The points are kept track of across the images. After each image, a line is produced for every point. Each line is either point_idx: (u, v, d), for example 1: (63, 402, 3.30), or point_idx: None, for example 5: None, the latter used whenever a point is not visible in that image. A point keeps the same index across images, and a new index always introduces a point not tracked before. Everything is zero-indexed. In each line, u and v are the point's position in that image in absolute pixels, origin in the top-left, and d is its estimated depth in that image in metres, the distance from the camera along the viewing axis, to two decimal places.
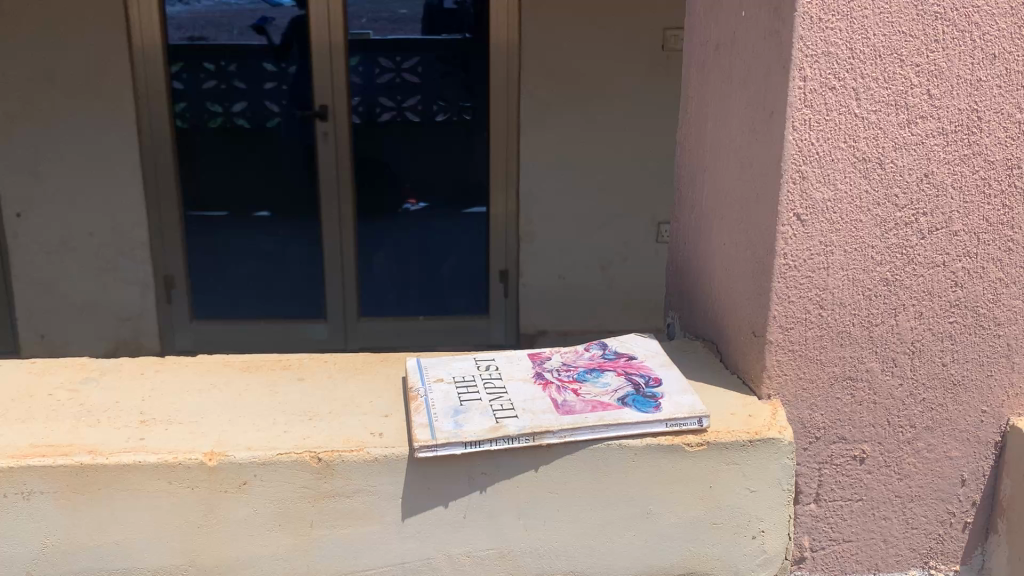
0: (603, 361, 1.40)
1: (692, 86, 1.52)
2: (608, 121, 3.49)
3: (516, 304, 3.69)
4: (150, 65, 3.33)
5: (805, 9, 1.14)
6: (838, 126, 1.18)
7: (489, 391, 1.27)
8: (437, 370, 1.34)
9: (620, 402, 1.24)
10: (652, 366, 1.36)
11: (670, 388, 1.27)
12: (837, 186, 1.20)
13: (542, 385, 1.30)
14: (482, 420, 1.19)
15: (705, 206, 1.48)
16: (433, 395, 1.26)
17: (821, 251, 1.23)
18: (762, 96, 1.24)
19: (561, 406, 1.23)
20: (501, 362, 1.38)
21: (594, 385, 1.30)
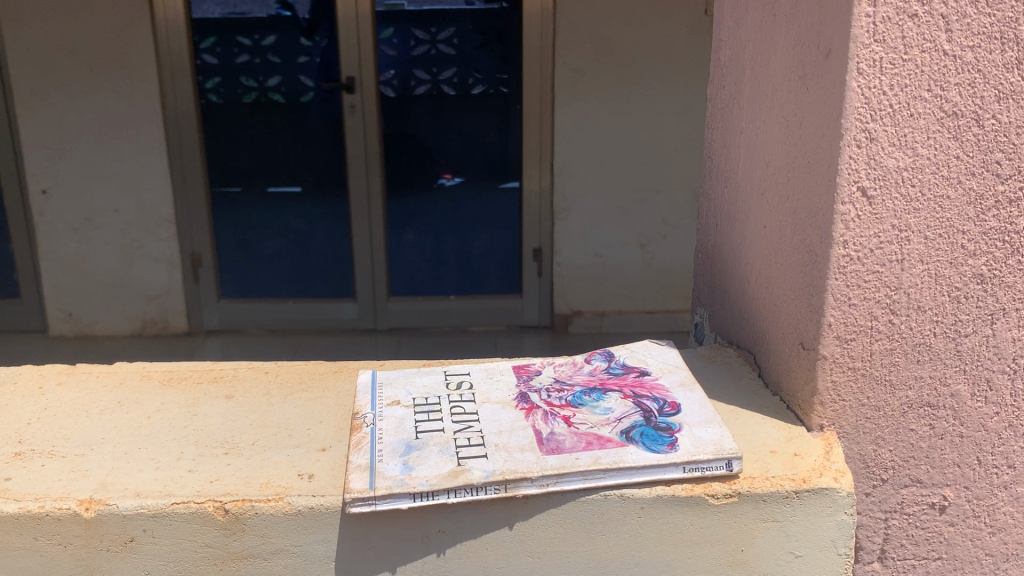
0: (608, 378, 1.10)
1: (725, 29, 1.21)
2: (644, 91, 3.16)
3: (550, 283, 3.41)
4: (173, 39, 3.08)
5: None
6: (921, 68, 0.87)
7: (454, 420, 1.00)
8: (395, 393, 1.07)
9: (622, 436, 0.95)
10: (667, 385, 1.06)
11: (688, 417, 0.98)
12: (918, 151, 0.89)
13: (525, 411, 1.02)
14: (443, 460, 0.92)
15: (740, 181, 1.17)
16: (384, 427, 0.99)
17: (894, 238, 0.92)
18: (815, 31, 0.93)
19: (546, 441, 0.94)
20: (477, 381, 1.10)
21: (592, 411, 1.01)
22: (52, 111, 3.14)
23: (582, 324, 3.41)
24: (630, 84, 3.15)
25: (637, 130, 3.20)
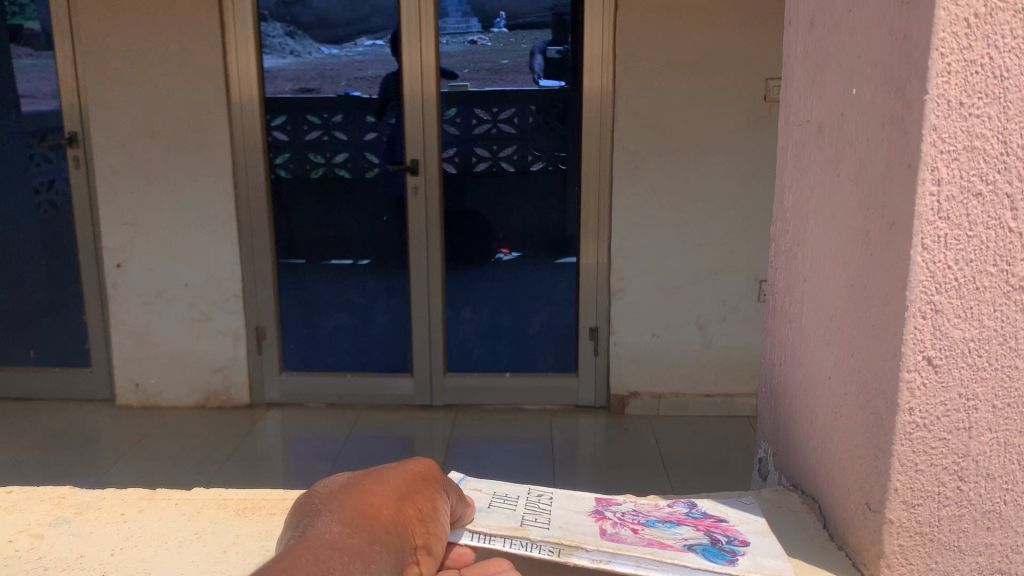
0: (686, 518, 1.18)
1: (789, 172, 1.24)
2: (706, 172, 3.19)
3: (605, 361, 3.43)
4: (248, 118, 3.22)
5: (939, 88, 0.85)
6: (985, 245, 0.88)
7: (529, 507, 1.18)
8: (497, 495, 1.21)
9: (684, 562, 1.03)
10: (741, 529, 1.13)
11: (752, 562, 1.05)
12: (983, 323, 0.90)
13: (600, 524, 1.14)
14: (518, 551, 1.06)
15: (804, 326, 1.19)
16: (481, 517, 1.13)
17: (961, 406, 0.92)
18: (878, 201, 0.95)
19: (611, 554, 1.05)
20: (563, 499, 1.22)
21: (663, 536, 1.11)
22: (133, 194, 3.29)
23: (637, 405, 3.43)
24: (691, 166, 3.18)
25: (692, 212, 3.23)
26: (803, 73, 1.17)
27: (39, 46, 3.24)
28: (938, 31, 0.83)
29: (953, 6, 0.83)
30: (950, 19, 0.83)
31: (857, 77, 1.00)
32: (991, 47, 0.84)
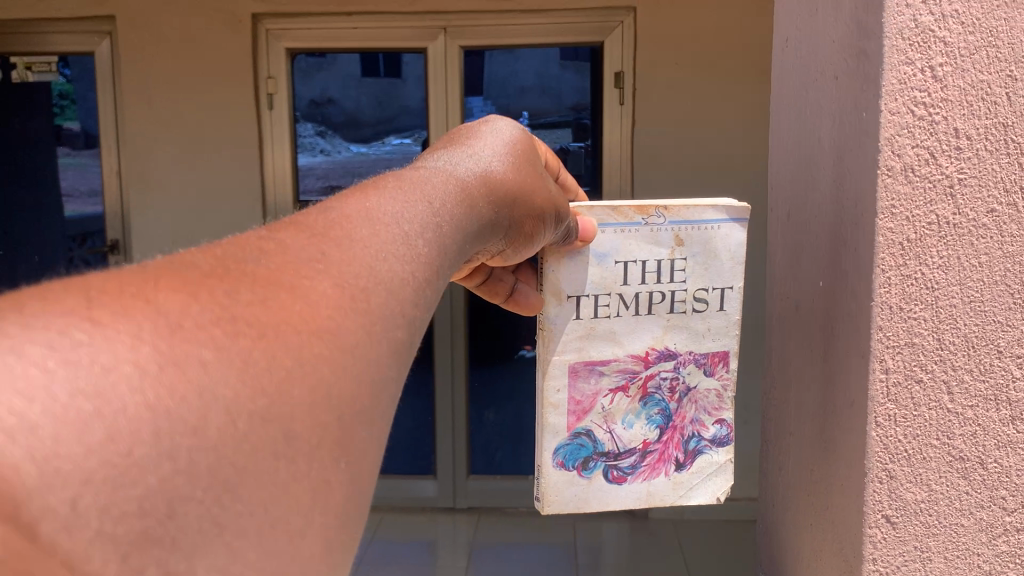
0: (681, 439, 1.26)
1: (771, 334, 1.45)
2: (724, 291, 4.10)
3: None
4: (282, 209, 4.22)
5: (883, 297, 1.03)
6: (929, 422, 1.06)
7: (630, 304, 1.22)
8: (711, 237, 1.21)
9: (581, 430, 1.23)
10: (657, 476, 1.26)
11: (596, 486, 1.24)
12: (932, 487, 1.07)
13: (644, 350, 1.23)
14: (578, 283, 1.20)
15: (787, 472, 1.37)
16: (639, 232, 1.20)
17: (916, 557, 1.09)
18: (841, 380, 1.13)
19: (584, 365, 1.22)
20: (708, 317, 1.24)
21: (630, 410, 1.24)
22: None
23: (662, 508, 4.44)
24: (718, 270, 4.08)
25: None
26: (783, 252, 1.38)
27: (78, 145, 4.29)
28: (879, 252, 1.02)
29: (889, 233, 1.02)
30: (887, 243, 1.02)
31: (823, 272, 1.20)
32: (923, 264, 1.03)
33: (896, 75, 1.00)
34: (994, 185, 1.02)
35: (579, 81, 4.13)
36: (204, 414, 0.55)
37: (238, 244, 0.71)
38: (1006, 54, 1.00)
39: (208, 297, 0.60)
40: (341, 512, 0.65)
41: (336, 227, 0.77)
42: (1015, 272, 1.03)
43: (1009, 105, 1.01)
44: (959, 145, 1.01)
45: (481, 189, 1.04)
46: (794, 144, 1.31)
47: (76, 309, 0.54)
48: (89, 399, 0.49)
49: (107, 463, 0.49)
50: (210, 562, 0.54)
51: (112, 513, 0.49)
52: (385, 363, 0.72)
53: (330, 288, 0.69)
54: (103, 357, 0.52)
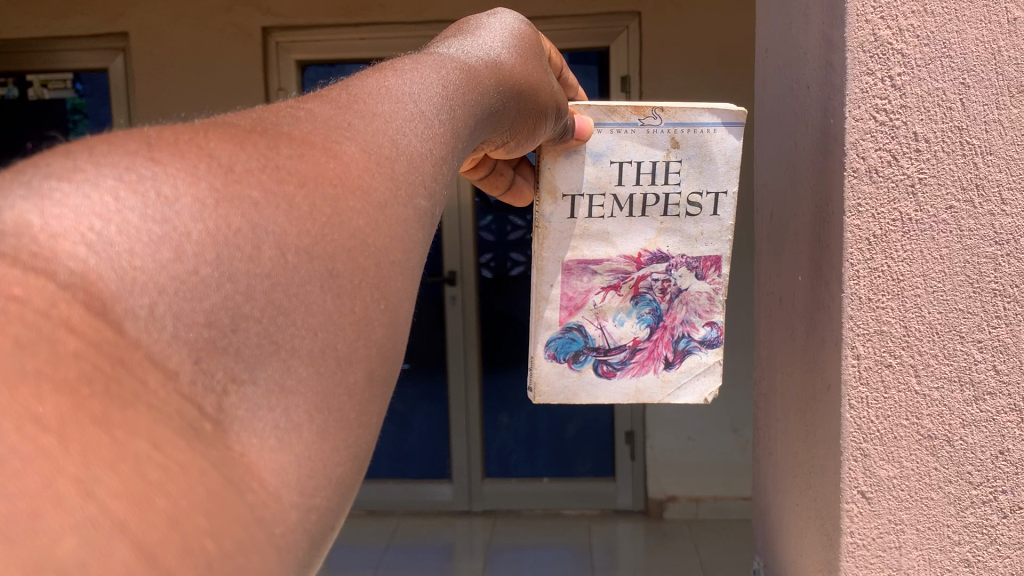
0: (674, 334, 1.24)
1: (762, 330, 1.55)
2: (737, 291, 4.25)
3: (642, 465, 4.57)
4: None
5: (852, 289, 1.13)
6: (898, 404, 1.15)
7: (628, 203, 1.19)
8: (705, 140, 1.16)
9: (573, 325, 1.23)
10: (646, 373, 1.24)
11: (587, 379, 1.23)
12: (903, 464, 1.16)
13: (637, 252, 1.21)
14: (575, 182, 1.18)
15: (779, 455, 1.47)
16: (635, 133, 1.16)
17: (891, 529, 1.17)
18: (820, 367, 1.23)
19: (578, 264, 1.20)
20: (701, 223, 1.20)
21: (622, 308, 1.24)
22: None
23: (675, 509, 4.52)
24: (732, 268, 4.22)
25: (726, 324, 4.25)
26: (771, 249, 1.48)
27: None
28: (847, 247, 1.13)
29: (856, 230, 1.12)
30: (854, 238, 1.13)
31: (802, 268, 1.30)
32: (889, 258, 1.13)
33: (858, 85, 1.10)
34: (951, 184, 1.11)
35: (586, 84, 4.25)
36: (257, 246, 0.54)
37: (271, 111, 0.69)
38: (959, 63, 1.09)
39: (253, 147, 0.60)
40: (386, 357, 0.61)
41: (358, 102, 0.72)
42: (974, 264, 1.12)
43: (963, 110, 1.10)
44: (918, 149, 1.11)
45: (490, 75, 0.91)
46: (778, 151, 1.42)
47: (138, 150, 0.55)
48: (158, 224, 0.51)
49: (177, 277, 0.50)
50: (270, 376, 0.52)
51: (184, 320, 0.49)
52: (415, 231, 0.67)
53: (357, 151, 0.65)
54: (166, 189, 0.53)
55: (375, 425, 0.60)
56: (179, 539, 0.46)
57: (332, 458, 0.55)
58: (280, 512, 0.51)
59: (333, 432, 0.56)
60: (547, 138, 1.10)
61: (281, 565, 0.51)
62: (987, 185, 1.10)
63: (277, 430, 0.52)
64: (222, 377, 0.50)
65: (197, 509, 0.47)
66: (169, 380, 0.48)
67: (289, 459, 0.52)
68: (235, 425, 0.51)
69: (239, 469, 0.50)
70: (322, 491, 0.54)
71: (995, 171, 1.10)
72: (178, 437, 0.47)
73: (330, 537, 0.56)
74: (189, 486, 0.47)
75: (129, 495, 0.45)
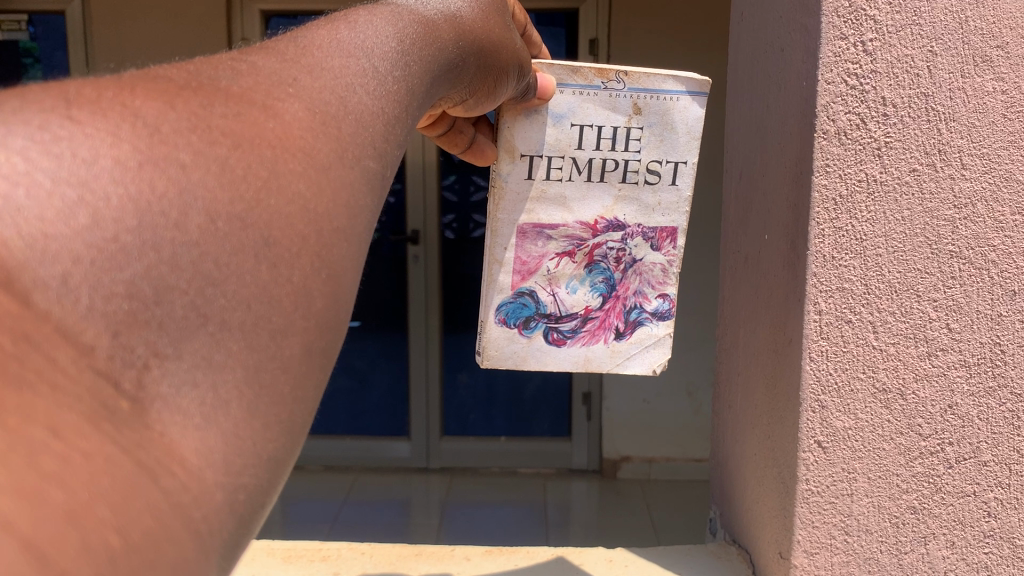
0: (624, 305, 1.27)
1: (726, 287, 1.56)
2: (696, 259, 4.31)
3: (598, 425, 4.64)
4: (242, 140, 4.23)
5: (817, 246, 1.16)
6: (856, 358, 1.20)
7: (588, 166, 1.21)
8: (668, 108, 1.20)
9: (524, 290, 1.25)
10: (596, 343, 1.28)
11: (536, 346, 1.26)
12: (858, 416, 1.21)
13: (593, 219, 1.23)
14: (534, 143, 1.20)
15: (738, 411, 1.50)
16: (597, 96, 1.19)
17: (844, 477, 1.22)
18: (782, 321, 1.26)
19: (533, 228, 1.23)
20: (659, 192, 1.23)
21: (575, 275, 1.27)
22: None
23: (629, 468, 4.63)
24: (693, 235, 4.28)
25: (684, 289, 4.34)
26: (736, 211, 1.49)
27: None
28: (813, 206, 1.16)
29: (823, 190, 1.15)
30: (821, 198, 1.16)
31: (767, 226, 1.32)
32: (853, 218, 1.16)
33: (831, 48, 1.12)
34: (914, 148, 1.15)
35: (552, 44, 4.24)
36: (184, 212, 0.51)
37: (210, 63, 0.66)
38: (928, 31, 1.13)
39: (184, 106, 0.56)
40: (326, 328, 0.59)
41: (306, 55, 0.70)
42: (934, 226, 1.16)
43: (930, 76, 1.13)
44: (885, 112, 1.14)
45: (450, 30, 0.91)
46: (748, 113, 1.42)
47: (55, 108, 0.51)
48: (72, 188, 0.48)
49: (95, 245, 0.47)
50: (196, 351, 0.50)
51: (102, 290, 0.47)
52: (361, 195, 0.65)
53: (302, 110, 0.63)
54: (83, 150, 0.49)
55: (311, 401, 0.59)
56: (78, 536, 0.42)
57: (262, 435, 0.54)
58: (204, 495, 0.49)
59: (264, 408, 0.54)
60: (509, 96, 1.12)
61: (200, 551, 0.49)
62: (948, 149, 1.15)
63: (203, 408, 0.50)
64: (143, 351, 0.48)
65: (100, 500, 0.44)
66: (82, 355, 0.45)
67: (215, 439, 0.50)
68: (157, 403, 0.48)
69: (157, 452, 0.47)
70: (251, 470, 0.52)
71: (957, 137, 1.15)
72: (86, 418, 0.44)
73: (262, 513, 0.55)
74: (93, 476, 0.44)
75: (15, 491, 0.40)
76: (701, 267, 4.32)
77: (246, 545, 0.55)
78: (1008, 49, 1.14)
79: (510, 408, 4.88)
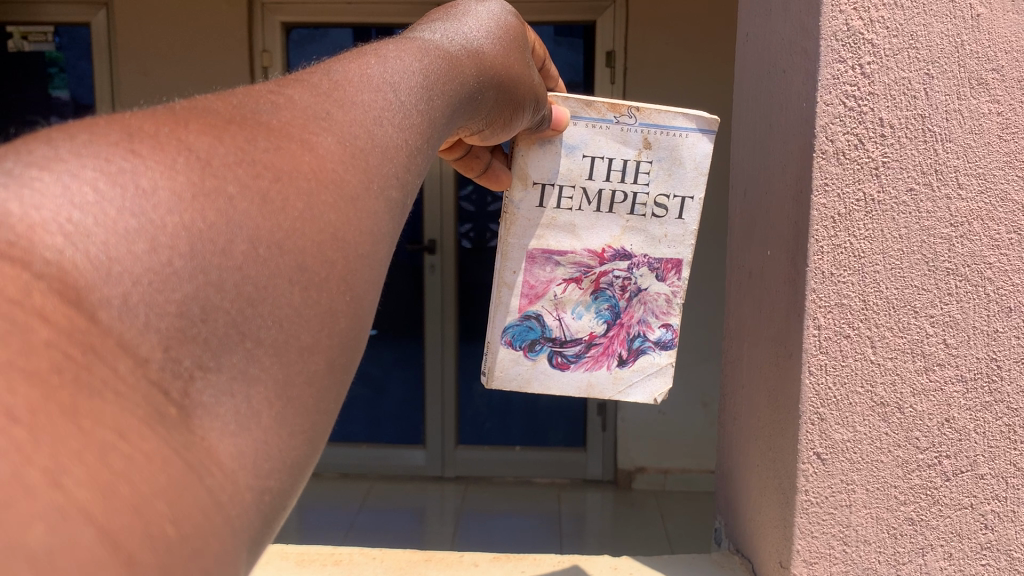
0: (626, 332, 1.30)
1: (732, 302, 1.59)
2: (713, 271, 4.35)
3: (612, 436, 4.69)
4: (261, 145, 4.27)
5: (816, 263, 1.20)
6: (854, 372, 1.23)
7: (599, 199, 1.26)
8: (677, 144, 1.25)
9: (531, 313, 1.29)
10: (600, 369, 1.30)
11: (540, 368, 1.30)
12: (856, 428, 1.24)
13: (600, 248, 1.27)
14: (547, 171, 1.25)
15: (742, 423, 1.53)
16: (609, 130, 1.24)
17: (843, 488, 1.25)
18: (783, 336, 1.29)
19: (542, 253, 1.27)
20: (666, 224, 1.26)
21: (582, 301, 1.30)
22: None
23: (644, 479, 4.65)
24: (707, 248, 4.32)
25: (700, 300, 4.37)
26: (741, 228, 1.53)
27: (66, 111, 4.42)
28: (812, 224, 1.19)
29: (822, 208, 1.18)
30: (820, 216, 1.19)
31: (770, 242, 1.35)
32: (852, 236, 1.19)
33: (830, 71, 1.16)
34: (911, 168, 1.18)
35: (572, 57, 4.29)
36: (230, 240, 0.55)
37: (250, 96, 0.70)
38: (925, 55, 1.16)
39: (230, 141, 0.61)
40: (346, 347, 0.63)
41: (338, 90, 0.74)
42: (930, 244, 1.19)
43: (926, 99, 1.17)
44: (883, 134, 1.17)
45: (471, 65, 0.96)
46: (753, 133, 1.46)
47: (118, 142, 0.56)
48: (135, 217, 0.51)
49: (152, 269, 0.50)
50: (235, 364, 0.54)
51: (157, 309, 0.50)
52: (383, 222, 0.70)
53: (334, 143, 0.68)
54: (144, 181, 0.53)
55: (331, 412, 0.63)
56: (141, 526, 0.45)
57: (288, 444, 0.58)
58: (237, 494, 0.53)
59: (291, 418, 0.58)
60: (524, 126, 1.17)
61: (235, 543, 0.53)
62: (944, 170, 1.18)
63: (238, 416, 0.54)
64: (189, 363, 0.51)
65: (159, 494, 0.47)
66: (139, 366, 0.48)
67: (248, 445, 0.54)
68: (199, 411, 0.52)
69: (200, 454, 0.51)
70: (276, 475, 0.56)
71: (953, 157, 1.18)
72: (144, 421, 0.48)
73: (283, 514, 0.59)
74: (153, 472, 0.47)
75: (92, 483, 0.44)
76: (714, 278, 4.35)
77: (264, 550, 0.58)
78: (1003, 73, 1.17)
79: (526, 418, 4.92)
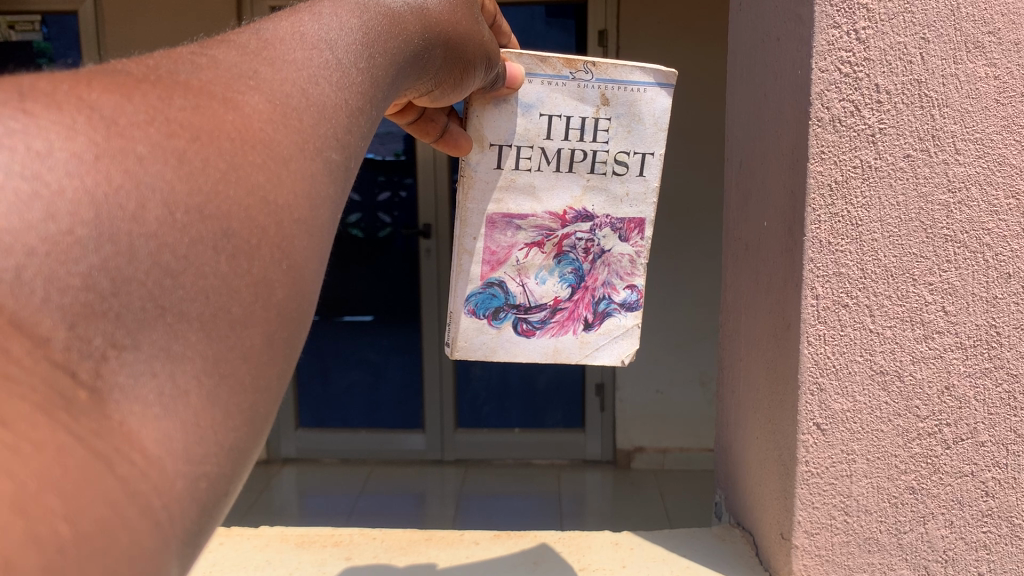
0: (592, 295, 1.29)
1: (728, 276, 1.58)
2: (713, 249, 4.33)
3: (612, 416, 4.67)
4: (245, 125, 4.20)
5: (814, 232, 1.19)
6: (854, 341, 1.22)
7: (558, 157, 1.25)
8: (635, 99, 1.24)
9: (494, 281, 1.27)
10: (566, 334, 1.29)
11: (506, 337, 1.28)
12: (857, 398, 1.23)
13: (562, 210, 1.26)
14: (503, 132, 1.23)
15: (740, 398, 1.52)
16: (565, 86, 1.23)
17: (843, 459, 1.25)
18: (782, 307, 1.28)
19: (502, 217, 1.26)
20: (626, 183, 1.26)
21: (545, 266, 1.28)
22: None
23: (643, 459, 4.65)
24: (701, 223, 4.31)
25: (699, 277, 4.36)
26: (736, 199, 1.51)
27: None
28: (809, 193, 1.18)
29: (819, 176, 1.17)
30: (817, 184, 1.17)
31: (767, 213, 1.34)
32: (849, 204, 1.18)
33: (824, 37, 1.15)
34: (909, 135, 1.17)
35: (563, 37, 4.27)
36: (142, 204, 0.51)
37: (171, 57, 0.66)
38: (920, 19, 1.15)
39: (141, 99, 0.56)
40: (287, 322, 0.60)
41: (268, 48, 0.70)
42: (928, 210, 1.18)
43: (923, 63, 1.15)
44: (880, 100, 1.16)
45: (419, 21, 0.93)
46: (747, 103, 1.44)
47: (8, 100, 0.51)
48: (27, 181, 0.47)
49: (49, 238, 0.47)
50: (155, 343, 0.50)
51: (57, 284, 0.46)
52: (323, 185, 0.67)
53: (261, 103, 0.64)
54: (37, 142, 0.49)
55: (274, 392, 0.60)
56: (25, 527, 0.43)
57: (223, 424, 0.55)
58: (163, 483, 0.50)
59: (225, 398, 0.55)
60: (477, 86, 1.15)
61: (158, 538, 0.50)
62: (942, 135, 1.17)
63: (162, 398, 0.51)
64: (101, 343, 0.48)
65: (50, 488, 0.45)
66: (37, 347, 0.45)
67: (175, 428, 0.51)
68: (116, 393, 0.49)
69: (117, 440, 0.48)
70: (212, 459, 0.54)
71: (950, 122, 1.17)
72: (39, 410, 0.45)
73: (226, 503, 0.56)
74: (45, 468, 0.44)
75: None
76: (711, 253, 4.33)
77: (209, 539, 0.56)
78: (1000, 35, 1.15)
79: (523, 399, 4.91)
